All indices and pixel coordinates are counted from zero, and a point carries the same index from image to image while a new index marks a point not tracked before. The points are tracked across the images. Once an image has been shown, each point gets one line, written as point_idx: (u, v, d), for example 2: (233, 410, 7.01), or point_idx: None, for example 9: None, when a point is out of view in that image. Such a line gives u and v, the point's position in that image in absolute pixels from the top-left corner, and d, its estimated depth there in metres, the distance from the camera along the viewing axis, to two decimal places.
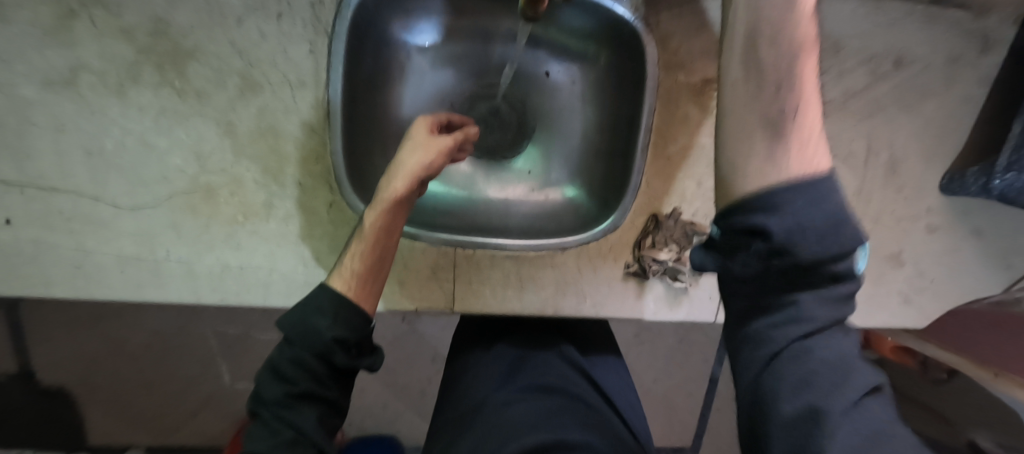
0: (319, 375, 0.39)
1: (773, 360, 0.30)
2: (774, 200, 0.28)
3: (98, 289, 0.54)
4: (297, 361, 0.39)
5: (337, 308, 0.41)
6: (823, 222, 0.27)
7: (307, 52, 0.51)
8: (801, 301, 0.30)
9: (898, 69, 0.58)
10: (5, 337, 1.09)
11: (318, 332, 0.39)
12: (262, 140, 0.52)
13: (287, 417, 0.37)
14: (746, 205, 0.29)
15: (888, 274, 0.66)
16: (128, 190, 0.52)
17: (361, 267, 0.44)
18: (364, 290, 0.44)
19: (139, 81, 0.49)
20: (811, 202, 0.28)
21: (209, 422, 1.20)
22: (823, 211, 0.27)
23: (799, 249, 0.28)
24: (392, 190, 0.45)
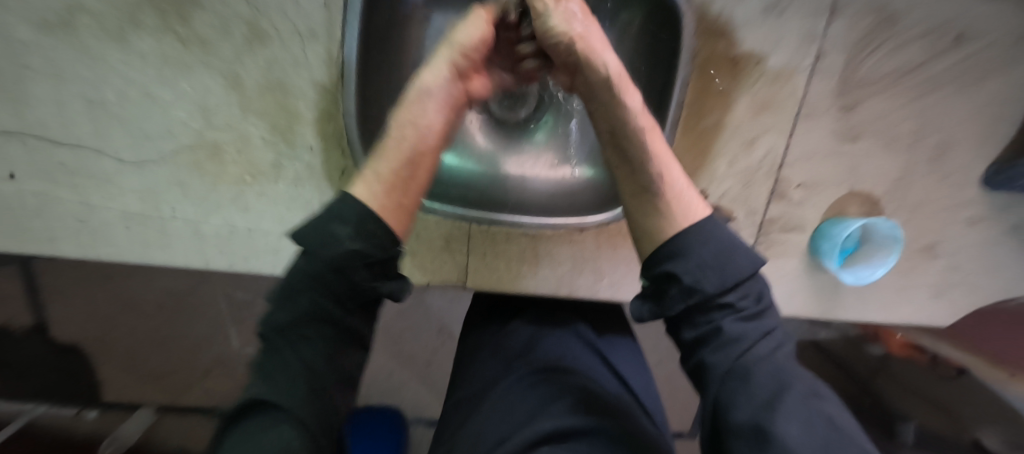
0: (338, 293, 0.35)
1: (719, 378, 0.35)
2: (678, 250, 0.38)
3: (105, 246, 0.53)
4: (312, 274, 0.35)
5: (358, 220, 0.35)
6: (712, 255, 0.37)
7: (319, 2, 0.47)
8: (724, 326, 0.36)
9: (959, 44, 0.53)
10: (19, 291, 1.10)
11: (335, 243, 0.34)
12: (270, 96, 0.50)
13: (305, 338, 0.34)
14: (656, 257, 0.39)
15: (921, 266, 0.63)
16: (131, 144, 0.50)
17: (390, 174, 0.38)
18: (388, 207, 0.37)
19: (139, 27, 0.46)
20: (705, 244, 0.37)
21: (219, 384, 1.21)
22: (715, 247, 0.37)
23: (703, 284, 0.36)
24: (433, 79, 0.40)
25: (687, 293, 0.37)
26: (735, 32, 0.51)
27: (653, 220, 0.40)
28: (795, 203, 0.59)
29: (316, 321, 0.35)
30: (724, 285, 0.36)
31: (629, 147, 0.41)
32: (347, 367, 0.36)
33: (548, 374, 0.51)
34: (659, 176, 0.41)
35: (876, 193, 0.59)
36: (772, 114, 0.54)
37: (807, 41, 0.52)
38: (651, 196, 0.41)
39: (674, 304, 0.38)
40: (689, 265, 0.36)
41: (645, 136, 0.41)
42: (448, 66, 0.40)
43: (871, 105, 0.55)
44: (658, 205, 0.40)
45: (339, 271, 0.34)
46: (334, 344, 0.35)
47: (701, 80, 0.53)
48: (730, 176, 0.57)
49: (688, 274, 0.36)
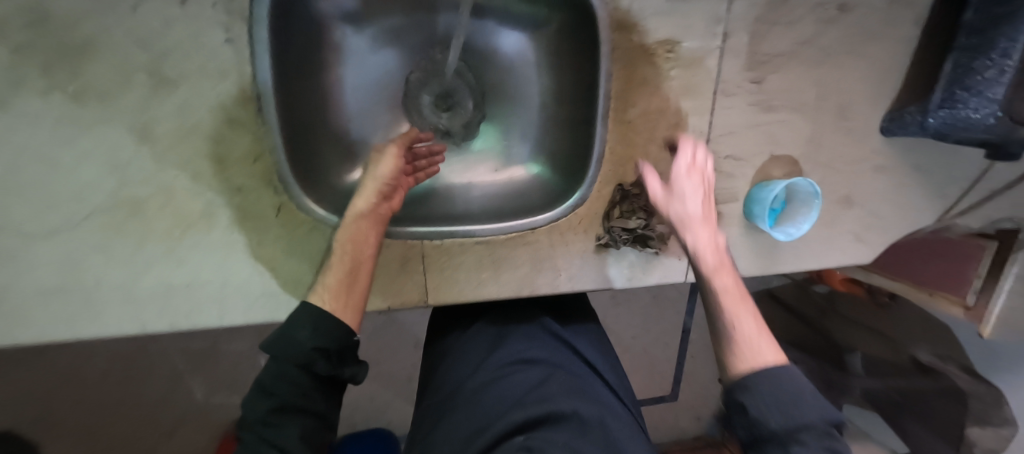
0: (302, 387, 0.37)
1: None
2: (745, 391, 0.35)
3: (26, 328, 0.49)
4: (281, 374, 0.37)
5: (315, 317, 0.38)
6: (779, 393, 0.33)
7: (225, 39, 0.44)
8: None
9: (844, 14, 0.58)
10: None
11: (297, 345, 0.36)
12: (188, 143, 0.47)
13: (267, 434, 0.35)
14: (738, 384, 0.35)
15: (841, 214, 0.69)
16: (36, 214, 0.46)
17: (334, 281, 0.41)
18: (342, 303, 0.40)
19: (23, 88, 0.42)
20: (774, 385, 0.34)
21: (191, 439, 1.15)
22: (787, 386, 0.34)
23: (766, 420, 0.33)
24: (359, 207, 0.46)
25: (753, 429, 0.34)
26: (648, 23, 0.53)
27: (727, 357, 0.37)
28: (725, 175, 0.63)
29: (278, 413, 0.35)
30: (789, 428, 0.32)
31: (700, 263, 0.42)
32: (314, 450, 0.36)
33: (518, 366, 0.52)
34: (732, 320, 0.38)
35: (794, 157, 0.64)
36: (692, 96, 0.58)
37: (714, 25, 0.55)
38: (722, 319, 0.38)
39: (738, 425, 0.35)
40: (755, 402, 0.33)
41: (713, 268, 0.41)
42: (374, 191, 0.47)
43: (778, 76, 0.59)
44: (727, 331, 0.38)
45: (303, 366, 0.37)
46: (306, 427, 0.36)
47: (623, 72, 0.55)
48: (664, 159, 0.60)
49: (753, 407, 0.33)
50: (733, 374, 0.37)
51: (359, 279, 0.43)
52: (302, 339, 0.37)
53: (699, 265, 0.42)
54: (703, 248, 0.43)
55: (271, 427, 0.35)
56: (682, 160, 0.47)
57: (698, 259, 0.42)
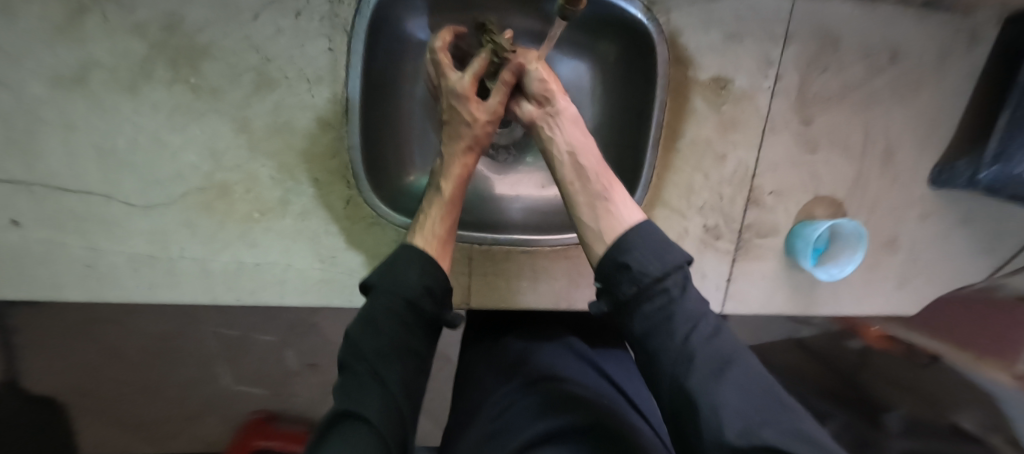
0: (409, 322, 0.43)
1: (670, 365, 0.37)
2: (626, 245, 0.42)
3: (111, 288, 0.54)
4: (391, 310, 0.42)
5: (423, 267, 0.45)
6: (651, 247, 0.41)
7: (325, 48, 0.50)
8: (675, 311, 0.38)
9: (894, 64, 0.60)
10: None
11: (406, 284, 0.44)
12: (278, 136, 0.52)
13: (379, 366, 0.40)
14: (613, 252, 0.42)
15: (884, 260, 0.69)
16: (141, 188, 0.52)
17: (443, 230, 0.50)
18: (443, 250, 0.49)
19: (152, 78, 0.49)
20: (656, 255, 0.40)
21: (208, 425, 1.27)
22: (659, 247, 0.41)
23: (646, 274, 0.39)
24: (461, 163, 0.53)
25: (637, 282, 0.39)
26: (702, 60, 0.57)
27: (598, 222, 0.46)
28: (767, 209, 0.64)
29: (389, 348, 0.41)
30: (664, 271, 0.39)
31: (586, 163, 0.48)
32: (412, 389, 0.42)
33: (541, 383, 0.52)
34: (604, 186, 0.47)
35: (837, 197, 0.65)
36: (740, 130, 0.60)
37: (765, 65, 0.58)
38: (597, 206, 0.46)
39: (625, 289, 0.40)
40: (639, 257, 0.40)
41: (596, 156, 0.49)
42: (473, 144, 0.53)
43: (825, 118, 0.61)
44: (598, 205, 0.46)
45: (410, 306, 0.43)
46: (406, 367, 0.41)
47: (675, 103, 0.59)
48: (708, 188, 0.62)
49: (637, 263, 0.40)
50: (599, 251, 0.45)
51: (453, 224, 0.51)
52: (410, 278, 0.44)
53: (586, 152, 0.49)
54: (589, 140, 0.50)
55: (376, 367, 0.40)
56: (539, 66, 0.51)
57: (578, 145, 0.49)
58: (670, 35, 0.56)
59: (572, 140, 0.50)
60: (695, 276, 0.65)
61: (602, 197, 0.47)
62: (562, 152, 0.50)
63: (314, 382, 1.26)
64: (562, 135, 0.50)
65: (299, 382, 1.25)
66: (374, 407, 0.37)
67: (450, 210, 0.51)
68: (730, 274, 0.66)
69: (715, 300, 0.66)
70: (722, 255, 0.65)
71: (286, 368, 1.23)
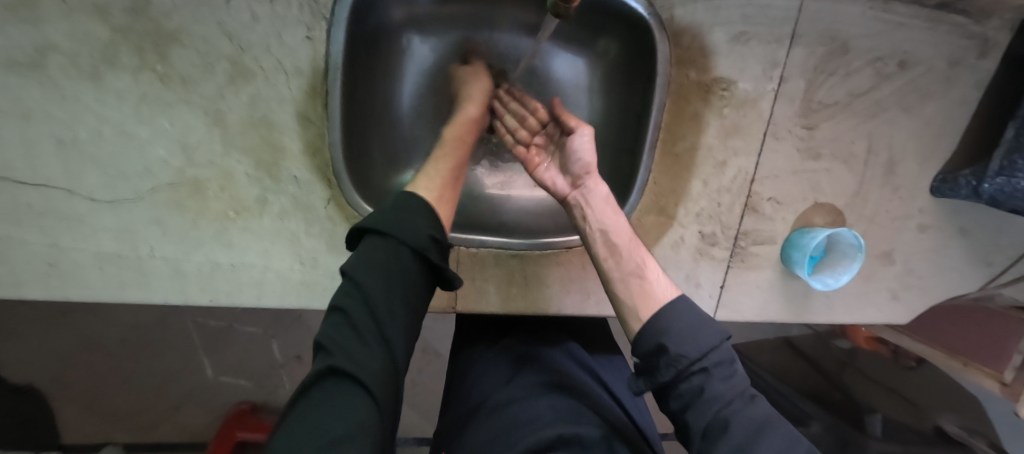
0: (413, 275, 0.38)
1: (700, 440, 0.36)
2: (662, 323, 0.39)
3: (76, 288, 0.51)
4: (398, 259, 0.37)
5: (431, 212, 0.41)
6: (692, 333, 0.38)
7: (304, 38, 0.47)
8: (708, 386, 0.36)
9: (902, 70, 0.58)
10: None
11: (417, 232, 0.39)
12: (254, 131, 0.49)
13: (379, 322, 0.35)
14: (646, 340, 0.39)
15: (880, 271, 0.68)
16: (106, 183, 0.48)
17: (444, 170, 0.46)
18: (442, 191, 0.45)
19: (116, 65, 0.45)
20: (693, 335, 0.38)
21: (193, 415, 1.23)
22: (696, 323, 0.39)
23: (685, 356, 0.37)
24: (466, 115, 0.52)
25: (674, 364, 0.37)
26: (705, 62, 0.54)
27: (632, 301, 0.43)
28: (765, 218, 0.62)
29: (393, 304, 0.36)
30: (701, 352, 0.37)
31: (620, 245, 0.45)
32: (406, 347, 0.37)
33: (541, 389, 0.51)
34: (643, 267, 0.44)
35: (837, 206, 0.63)
36: (741, 136, 0.58)
37: (770, 68, 0.55)
38: (636, 291, 0.43)
39: (663, 372, 0.38)
40: (674, 338, 0.38)
41: (631, 238, 0.46)
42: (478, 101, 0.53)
43: (829, 126, 0.59)
44: (642, 293, 0.42)
45: (416, 256, 0.38)
46: (406, 325, 0.37)
47: (675, 105, 0.56)
48: (706, 195, 0.60)
49: (674, 345, 0.38)
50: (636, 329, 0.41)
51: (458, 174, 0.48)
52: (419, 224, 0.39)
53: (619, 227, 0.47)
54: (620, 219, 0.48)
55: (380, 322, 0.35)
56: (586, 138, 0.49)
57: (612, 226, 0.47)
58: (673, 34, 0.53)
59: (606, 220, 0.47)
60: (690, 284, 0.63)
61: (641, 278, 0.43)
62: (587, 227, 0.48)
63: (300, 375, 1.24)
64: (595, 214, 0.47)
65: (285, 374, 1.23)
66: (370, 369, 0.32)
67: (456, 153, 0.48)
68: (725, 283, 0.64)
69: (708, 308, 0.65)
70: (718, 263, 0.63)
71: (271, 360, 1.21)
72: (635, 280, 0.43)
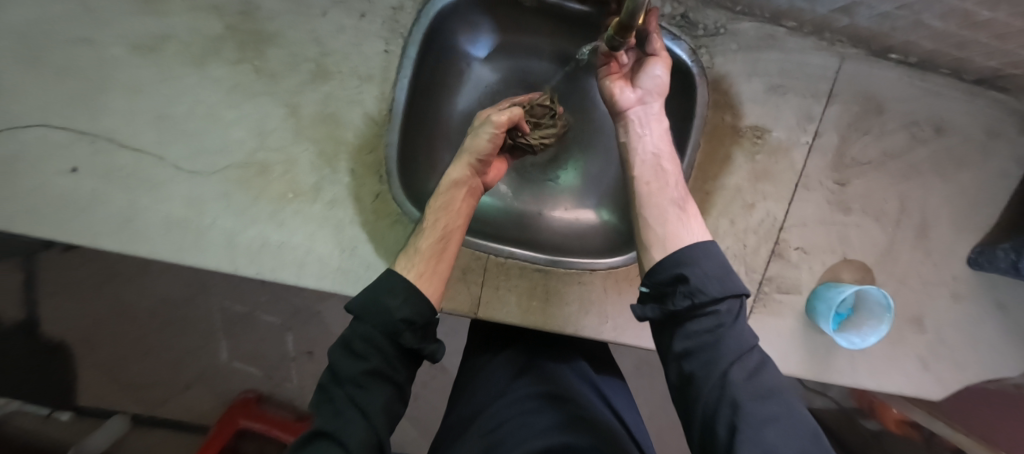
0: (387, 353, 0.41)
1: (705, 394, 0.36)
2: (688, 255, 0.40)
3: (141, 246, 0.55)
4: (370, 339, 0.41)
5: (407, 292, 0.43)
6: (714, 265, 0.40)
7: (381, 50, 0.54)
8: (722, 338, 0.37)
9: (938, 137, 0.59)
10: (21, 285, 1.17)
11: (389, 314, 0.41)
12: (323, 125, 0.55)
13: (356, 395, 0.39)
14: (665, 262, 0.41)
15: (910, 337, 0.66)
16: (189, 155, 0.55)
17: (428, 248, 0.47)
18: (428, 271, 0.46)
19: (220, 56, 0.52)
20: (715, 261, 0.40)
21: (199, 398, 1.26)
22: (718, 259, 0.40)
23: (706, 290, 0.38)
24: (450, 178, 0.51)
25: (692, 295, 0.38)
26: (741, 108, 0.57)
27: (661, 229, 0.44)
28: (790, 265, 0.62)
29: (369, 376, 0.40)
30: (723, 294, 0.38)
31: (665, 168, 0.48)
32: (390, 416, 0.40)
33: (541, 404, 0.52)
34: (682, 202, 0.46)
35: (866, 263, 0.63)
36: (772, 181, 0.60)
37: (805, 121, 0.58)
38: (663, 205, 0.45)
39: (677, 301, 0.39)
40: (695, 271, 0.39)
41: (674, 167, 0.48)
42: (467, 164, 0.52)
43: (861, 182, 0.60)
44: (672, 214, 0.45)
45: (390, 336, 0.41)
46: (387, 395, 0.40)
47: (709, 145, 0.59)
48: (731, 234, 0.61)
49: (694, 277, 0.39)
50: (659, 255, 0.43)
51: (450, 248, 0.49)
52: (392, 307, 0.42)
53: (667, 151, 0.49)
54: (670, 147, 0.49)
55: (353, 394, 0.39)
56: (662, 73, 0.50)
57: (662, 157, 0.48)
58: (713, 80, 0.56)
59: (654, 149, 0.48)
60: None
61: (678, 205, 0.45)
62: (637, 151, 0.49)
63: (307, 371, 1.26)
64: (643, 141, 0.49)
65: (292, 369, 1.26)
66: (347, 435, 0.36)
67: (443, 227, 0.49)
68: None
69: None
70: None
71: (282, 352, 1.25)
72: (665, 208, 0.45)
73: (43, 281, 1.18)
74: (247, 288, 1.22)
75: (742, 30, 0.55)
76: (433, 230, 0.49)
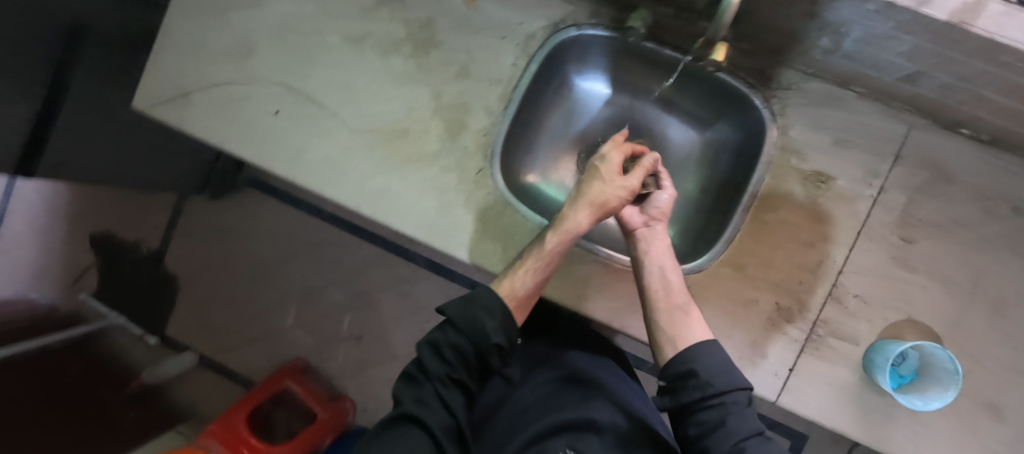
0: (469, 362, 0.56)
1: (715, 444, 0.48)
2: (697, 352, 0.53)
3: (301, 173, 0.73)
4: (459, 348, 0.56)
5: (502, 315, 0.56)
6: (715, 364, 0.52)
7: (511, 62, 0.70)
8: (728, 419, 0.48)
9: (1012, 215, 0.61)
10: (170, 223, 1.57)
11: (482, 333, 0.55)
12: (454, 110, 0.71)
13: (441, 390, 0.54)
14: (679, 359, 0.54)
15: (986, 424, 0.61)
16: (354, 115, 0.73)
17: (530, 283, 0.59)
18: (519, 302, 0.59)
19: (398, 51, 0.72)
20: (723, 366, 0.52)
21: (257, 353, 1.53)
22: (723, 364, 0.52)
23: (710, 385, 0.50)
24: (576, 223, 0.58)
25: (700, 387, 0.51)
26: (807, 154, 0.64)
27: (664, 320, 0.57)
28: (846, 311, 0.63)
29: (450, 379, 0.55)
30: (726, 388, 0.50)
31: (671, 270, 0.60)
32: (459, 411, 0.54)
33: (565, 387, 0.65)
34: (685, 307, 0.57)
35: (934, 329, 0.62)
36: (833, 225, 0.64)
37: (869, 176, 0.63)
38: (679, 298, 0.58)
39: (689, 392, 0.51)
40: (704, 370, 0.51)
41: (673, 261, 0.61)
42: (589, 217, 0.59)
43: (927, 244, 0.62)
44: (684, 315, 0.57)
45: (478, 351, 0.56)
46: (456, 396, 0.55)
47: (774, 181, 0.64)
48: (788, 268, 0.64)
49: (704, 373, 0.51)
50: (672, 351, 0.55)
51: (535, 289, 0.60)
52: (485, 324, 0.55)
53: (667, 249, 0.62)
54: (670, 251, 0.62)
55: (439, 389, 0.54)
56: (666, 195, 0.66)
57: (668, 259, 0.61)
58: (782, 126, 0.65)
59: (664, 259, 0.60)
60: (754, 352, 0.63)
61: (678, 301, 0.57)
62: (654, 266, 0.60)
63: (350, 353, 1.49)
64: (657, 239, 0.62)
65: (338, 347, 1.50)
66: (429, 419, 0.50)
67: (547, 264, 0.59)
68: (795, 365, 0.63)
69: (771, 386, 0.63)
70: (790, 341, 0.63)
71: (338, 330, 1.50)
72: (674, 314, 0.57)
73: (183, 223, 1.56)
74: (324, 267, 1.52)
75: (812, 89, 0.65)
76: (535, 262, 0.59)
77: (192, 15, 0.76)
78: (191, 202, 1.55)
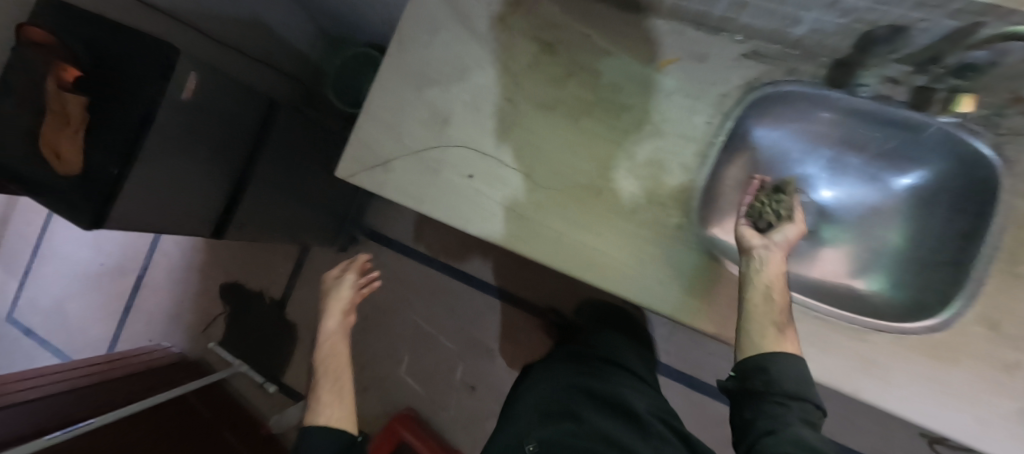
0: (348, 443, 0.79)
1: (759, 431, 0.50)
2: (772, 358, 0.51)
3: (497, 232, 0.76)
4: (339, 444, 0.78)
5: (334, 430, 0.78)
6: (795, 378, 0.50)
7: (706, 121, 0.72)
8: (786, 411, 0.49)
9: None
10: (291, 272, 1.66)
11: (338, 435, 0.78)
12: (649, 168, 0.73)
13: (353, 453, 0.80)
14: (756, 357, 0.52)
15: None
16: (546, 175, 0.77)
17: (343, 411, 0.81)
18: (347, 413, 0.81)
19: (589, 115, 0.76)
20: (798, 374, 0.50)
21: (370, 399, 1.57)
22: (797, 370, 0.50)
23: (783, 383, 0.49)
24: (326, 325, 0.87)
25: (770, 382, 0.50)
26: None
27: (765, 340, 0.52)
28: None
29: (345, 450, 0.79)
30: (794, 385, 0.49)
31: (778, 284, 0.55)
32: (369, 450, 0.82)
33: (562, 390, 0.92)
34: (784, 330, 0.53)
35: None
36: None
37: None
38: (776, 315, 0.53)
39: (756, 383, 0.51)
40: (779, 369, 0.50)
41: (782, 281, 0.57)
42: (335, 329, 0.87)
43: None
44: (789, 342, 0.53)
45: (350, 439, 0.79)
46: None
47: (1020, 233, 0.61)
48: None
49: (776, 373, 0.50)
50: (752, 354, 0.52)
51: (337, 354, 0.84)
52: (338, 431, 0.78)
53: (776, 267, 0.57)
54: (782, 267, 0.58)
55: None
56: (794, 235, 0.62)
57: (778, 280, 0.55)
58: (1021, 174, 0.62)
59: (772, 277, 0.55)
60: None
61: (782, 320, 0.53)
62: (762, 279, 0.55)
63: (465, 403, 1.49)
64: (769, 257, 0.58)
65: (453, 397, 1.50)
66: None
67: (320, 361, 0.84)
68: None
69: None
70: None
71: (451, 380, 1.51)
72: (768, 326, 0.52)
73: (303, 272, 1.65)
74: (438, 315, 1.54)
75: None
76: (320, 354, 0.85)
77: (390, 91, 0.84)
78: (312, 253, 1.65)
